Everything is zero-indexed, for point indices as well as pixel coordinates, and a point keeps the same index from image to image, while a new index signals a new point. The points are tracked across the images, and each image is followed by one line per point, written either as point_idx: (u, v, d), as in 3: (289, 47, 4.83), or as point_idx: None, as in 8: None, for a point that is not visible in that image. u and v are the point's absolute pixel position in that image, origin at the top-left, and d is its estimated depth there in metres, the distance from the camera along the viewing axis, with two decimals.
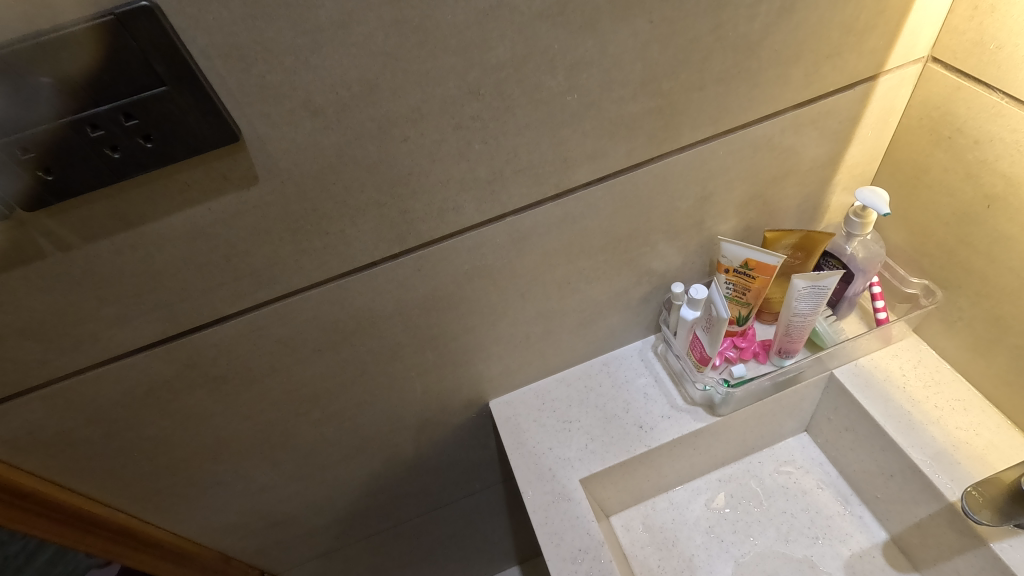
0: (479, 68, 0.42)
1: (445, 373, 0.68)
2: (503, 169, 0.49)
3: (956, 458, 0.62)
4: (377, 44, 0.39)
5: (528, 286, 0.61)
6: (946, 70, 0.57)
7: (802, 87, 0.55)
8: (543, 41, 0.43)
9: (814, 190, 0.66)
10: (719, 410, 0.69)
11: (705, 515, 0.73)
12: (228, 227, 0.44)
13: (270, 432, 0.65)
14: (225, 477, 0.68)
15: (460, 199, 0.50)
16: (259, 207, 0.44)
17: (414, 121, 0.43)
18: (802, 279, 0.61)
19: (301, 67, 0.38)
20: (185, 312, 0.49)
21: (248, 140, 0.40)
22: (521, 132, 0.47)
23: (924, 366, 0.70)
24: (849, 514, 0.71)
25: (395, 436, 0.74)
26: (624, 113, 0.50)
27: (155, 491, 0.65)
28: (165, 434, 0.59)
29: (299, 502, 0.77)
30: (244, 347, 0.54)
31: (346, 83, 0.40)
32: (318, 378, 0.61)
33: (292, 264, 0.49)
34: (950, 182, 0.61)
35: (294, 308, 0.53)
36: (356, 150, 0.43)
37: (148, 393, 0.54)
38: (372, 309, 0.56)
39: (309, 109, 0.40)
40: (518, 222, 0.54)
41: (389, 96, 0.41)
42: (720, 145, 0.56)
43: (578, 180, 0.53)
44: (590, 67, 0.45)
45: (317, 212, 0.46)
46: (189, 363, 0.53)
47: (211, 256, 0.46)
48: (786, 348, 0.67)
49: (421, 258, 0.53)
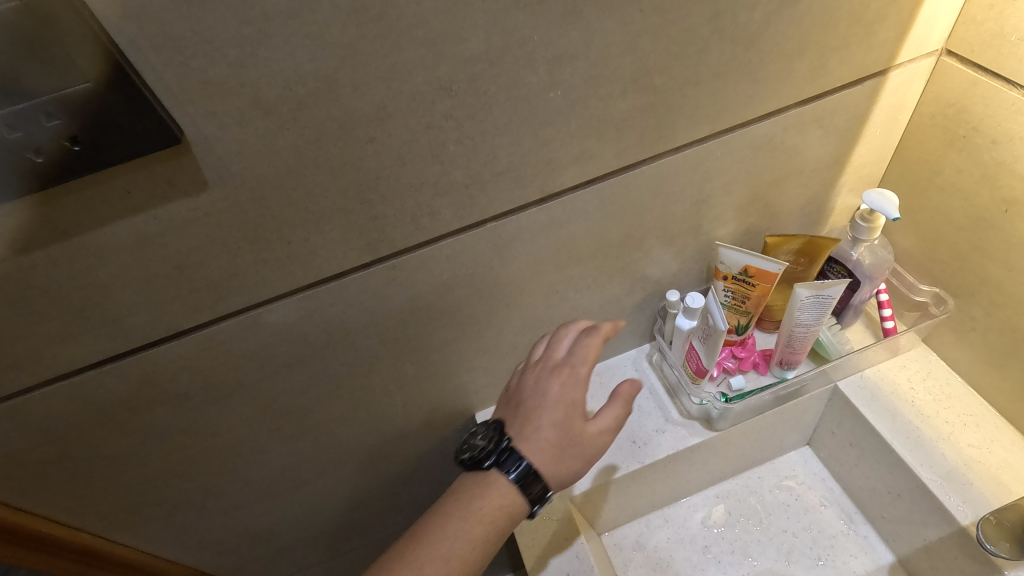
0: (450, 62, 0.38)
1: (427, 385, 0.64)
2: (481, 172, 0.45)
3: (969, 478, 0.59)
4: (333, 34, 0.35)
5: (514, 295, 0.58)
6: (961, 64, 0.53)
7: (806, 82, 0.51)
8: (521, 31, 0.39)
9: (818, 192, 0.62)
10: (717, 425, 0.65)
11: (702, 533, 0.70)
12: (179, 237, 0.41)
13: (241, 448, 0.61)
14: (196, 494, 0.64)
15: (436, 205, 0.46)
16: (211, 214, 0.40)
17: (380, 120, 0.39)
18: (805, 288, 0.57)
19: (250, 60, 0.34)
20: (137, 328, 0.45)
21: (194, 143, 0.36)
22: (501, 132, 0.43)
23: (934, 378, 0.66)
24: (854, 534, 0.68)
25: (375, 449, 0.70)
26: (613, 111, 0.46)
27: (121, 510, 0.62)
28: (126, 452, 0.56)
29: (278, 517, 0.74)
30: (206, 363, 0.51)
31: (301, 79, 0.36)
32: (290, 393, 0.58)
33: (252, 275, 0.45)
34: (964, 184, 0.57)
35: (258, 321, 0.49)
36: (316, 152, 0.39)
37: (104, 411, 0.51)
38: (344, 321, 0.52)
39: (260, 107, 0.36)
40: (499, 229, 0.50)
41: (351, 93, 0.37)
42: (718, 145, 0.53)
43: (564, 183, 0.49)
44: (574, 60, 0.42)
45: (276, 219, 0.42)
46: (147, 380, 0.50)
47: (161, 267, 0.42)
48: (788, 358, 0.64)
49: (394, 267, 0.50)
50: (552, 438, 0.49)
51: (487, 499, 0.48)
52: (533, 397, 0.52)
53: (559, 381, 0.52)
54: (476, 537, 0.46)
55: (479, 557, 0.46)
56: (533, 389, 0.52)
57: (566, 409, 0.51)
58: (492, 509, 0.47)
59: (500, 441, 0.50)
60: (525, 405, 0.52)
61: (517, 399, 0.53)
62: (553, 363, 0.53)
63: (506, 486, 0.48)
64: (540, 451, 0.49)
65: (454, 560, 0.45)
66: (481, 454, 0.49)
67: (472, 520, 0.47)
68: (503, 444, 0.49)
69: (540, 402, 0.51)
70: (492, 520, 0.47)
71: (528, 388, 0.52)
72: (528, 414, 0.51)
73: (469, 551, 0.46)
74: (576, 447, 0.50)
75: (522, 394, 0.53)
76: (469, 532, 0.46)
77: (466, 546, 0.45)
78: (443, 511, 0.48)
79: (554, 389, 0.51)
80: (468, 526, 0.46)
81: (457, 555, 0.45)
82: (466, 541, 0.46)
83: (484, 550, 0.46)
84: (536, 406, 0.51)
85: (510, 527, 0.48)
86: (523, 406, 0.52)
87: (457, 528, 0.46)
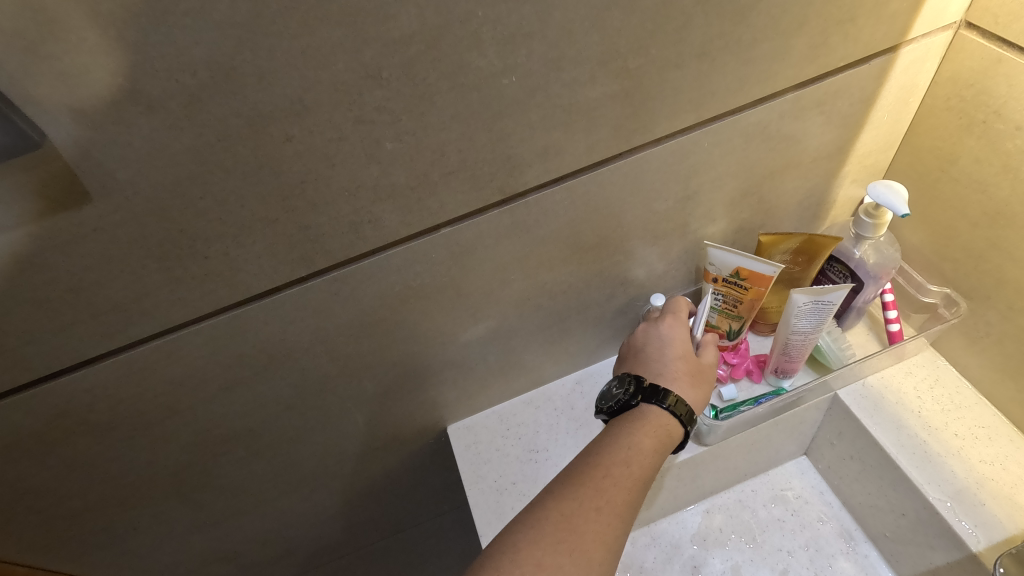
0: (376, 45, 0.32)
1: (390, 400, 0.58)
2: (428, 172, 0.39)
3: (980, 499, 0.53)
4: (224, 11, 0.28)
5: (481, 303, 0.52)
6: (983, 38, 0.47)
7: (807, 62, 0.45)
8: (462, 6, 0.32)
9: (818, 184, 0.56)
10: (706, 440, 0.60)
11: (691, 551, 0.64)
12: (65, 255, 0.34)
13: (184, 475, 0.55)
14: (141, 523, 0.59)
15: (378, 210, 0.40)
16: (101, 230, 0.34)
17: (296, 116, 0.33)
18: (802, 294, 0.51)
19: (121, 44, 0.28)
20: (36, 355, 0.39)
21: (62, 146, 0.30)
22: (447, 126, 0.37)
23: (943, 386, 0.60)
24: (854, 553, 0.63)
25: (339, 467, 0.64)
26: (581, 99, 0.39)
27: (55, 544, 0.56)
28: (50, 486, 0.50)
29: (240, 540, 0.68)
30: (129, 389, 0.45)
31: (189, 68, 0.30)
32: (235, 416, 0.52)
33: (165, 296, 0.39)
34: (982, 175, 0.51)
35: (183, 344, 0.43)
36: (222, 155, 0.33)
37: (14, 444, 0.45)
38: (286, 339, 0.46)
39: (141, 102, 0.30)
40: (457, 234, 0.44)
41: (254, 84, 0.31)
42: (705, 136, 0.46)
43: (529, 182, 0.43)
44: (529, 39, 0.35)
45: (184, 233, 0.36)
46: (59, 411, 0.44)
47: (51, 290, 0.36)
48: (784, 367, 0.59)
49: (337, 281, 0.44)
50: (684, 369, 0.53)
51: (648, 420, 0.49)
52: (652, 345, 0.55)
53: (668, 324, 0.55)
54: (647, 447, 0.47)
55: (654, 467, 0.46)
56: (647, 338, 0.56)
57: (683, 342, 0.54)
58: (659, 427, 0.49)
59: (640, 384, 0.52)
60: (646, 353, 0.54)
61: (633, 353, 0.56)
62: (654, 316, 0.57)
63: (660, 412, 0.49)
64: (679, 382, 0.52)
65: (632, 465, 0.45)
66: (627, 396, 0.51)
67: (641, 434, 0.48)
68: (644, 384, 0.51)
69: (661, 344, 0.54)
70: (659, 435, 0.48)
71: (642, 339, 0.56)
72: (651, 359, 0.54)
73: (645, 459, 0.46)
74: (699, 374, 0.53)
75: (639, 345, 0.56)
76: (640, 444, 0.47)
77: (640, 456, 0.46)
78: (607, 434, 0.49)
79: (667, 330, 0.55)
80: (642, 439, 0.47)
81: (635, 461, 0.46)
82: (640, 451, 0.47)
83: (657, 461, 0.47)
84: (657, 349, 0.54)
85: (671, 446, 0.49)
86: (645, 353, 0.55)
87: (629, 441, 0.47)
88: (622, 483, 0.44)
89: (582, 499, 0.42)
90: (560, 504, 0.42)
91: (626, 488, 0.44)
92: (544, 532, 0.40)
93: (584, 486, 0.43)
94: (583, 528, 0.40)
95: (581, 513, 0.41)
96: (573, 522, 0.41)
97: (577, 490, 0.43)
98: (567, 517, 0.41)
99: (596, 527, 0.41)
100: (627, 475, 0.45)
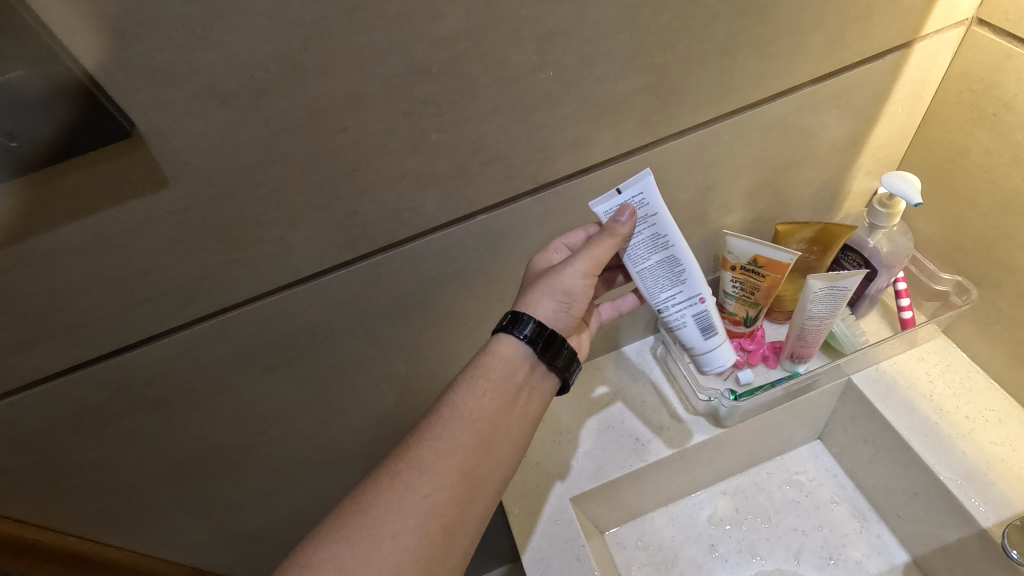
0: (427, 42, 0.35)
1: (421, 381, 0.61)
2: (468, 161, 0.42)
3: (990, 478, 0.55)
4: (294, 13, 0.31)
5: (509, 288, 0.54)
6: (993, 34, 0.49)
7: (823, 56, 0.47)
8: (506, 5, 0.35)
9: (832, 175, 0.58)
10: (726, 422, 0.62)
11: (707, 530, 0.66)
12: (138, 237, 0.38)
13: (229, 450, 0.59)
14: (189, 498, 0.62)
15: (421, 196, 0.42)
16: (173, 213, 0.37)
17: (353, 108, 0.36)
18: (818, 279, 0.53)
19: (202, 43, 0.31)
20: (106, 331, 0.43)
21: (147, 136, 0.33)
22: (487, 117, 0.40)
23: (954, 372, 0.63)
24: (867, 532, 0.65)
25: (371, 446, 0.67)
26: (610, 93, 0.42)
27: (111, 516, 0.59)
28: (107, 459, 0.53)
29: (278, 516, 0.71)
30: (184, 366, 0.48)
31: (260, 63, 0.33)
32: (278, 395, 0.55)
33: (224, 276, 0.42)
34: (992, 167, 0.53)
35: (236, 323, 0.46)
36: (284, 144, 0.36)
37: (78, 418, 0.48)
38: (328, 320, 0.49)
39: (217, 96, 0.33)
40: (491, 222, 0.47)
41: (317, 79, 0.34)
42: (725, 129, 0.49)
43: (558, 172, 0.46)
44: (564, 37, 0.38)
45: (246, 217, 0.39)
46: (120, 386, 0.47)
47: (124, 270, 0.39)
48: (800, 352, 0.61)
49: (379, 264, 0.46)
50: (528, 282, 0.49)
51: (481, 361, 0.47)
52: None
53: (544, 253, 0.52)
54: (466, 388, 0.46)
55: (474, 407, 0.45)
56: None
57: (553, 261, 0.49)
58: (491, 367, 0.47)
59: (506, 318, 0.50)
60: None
61: None
62: None
63: (497, 345, 0.48)
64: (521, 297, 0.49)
65: (443, 416, 0.44)
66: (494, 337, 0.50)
67: (463, 379, 0.46)
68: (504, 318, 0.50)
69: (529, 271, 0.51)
70: (487, 371, 0.46)
71: None
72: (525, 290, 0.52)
73: (459, 403, 0.45)
74: (548, 285, 0.47)
75: None
76: (459, 390, 0.46)
77: (453, 402, 0.45)
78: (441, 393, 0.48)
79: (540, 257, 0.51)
80: (466, 386, 0.46)
81: (448, 409, 0.45)
82: (455, 398, 0.45)
83: (479, 401, 0.45)
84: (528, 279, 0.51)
85: (509, 379, 0.47)
86: None
87: (449, 392, 0.46)
88: (426, 442, 0.43)
89: (381, 476, 0.42)
90: (360, 487, 0.42)
91: (431, 444, 0.43)
92: (336, 518, 0.40)
93: (390, 459, 0.43)
94: (372, 505, 0.40)
95: (373, 489, 0.41)
96: (364, 501, 0.41)
97: (385, 466, 0.43)
98: (360, 499, 0.41)
99: (388, 497, 0.41)
100: (436, 429, 0.44)
